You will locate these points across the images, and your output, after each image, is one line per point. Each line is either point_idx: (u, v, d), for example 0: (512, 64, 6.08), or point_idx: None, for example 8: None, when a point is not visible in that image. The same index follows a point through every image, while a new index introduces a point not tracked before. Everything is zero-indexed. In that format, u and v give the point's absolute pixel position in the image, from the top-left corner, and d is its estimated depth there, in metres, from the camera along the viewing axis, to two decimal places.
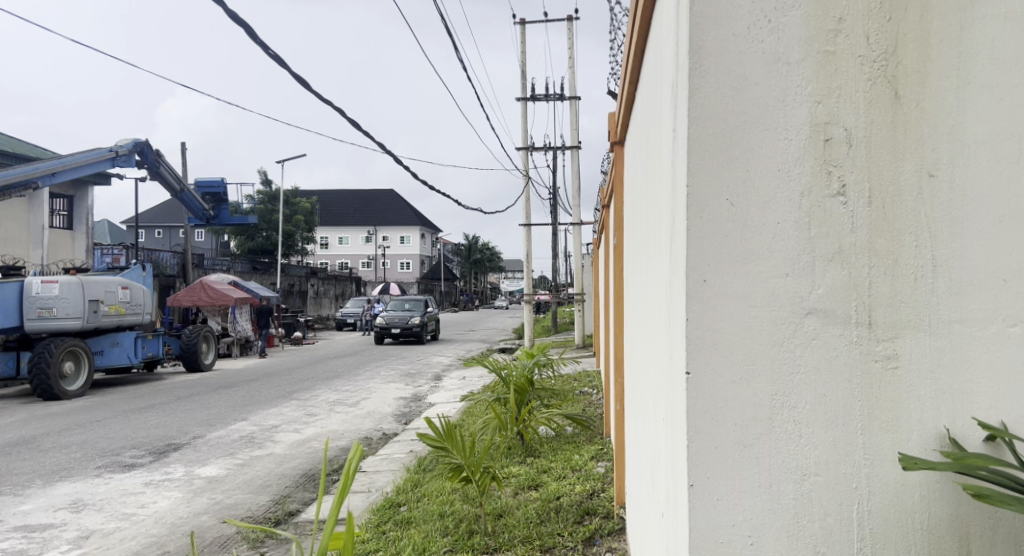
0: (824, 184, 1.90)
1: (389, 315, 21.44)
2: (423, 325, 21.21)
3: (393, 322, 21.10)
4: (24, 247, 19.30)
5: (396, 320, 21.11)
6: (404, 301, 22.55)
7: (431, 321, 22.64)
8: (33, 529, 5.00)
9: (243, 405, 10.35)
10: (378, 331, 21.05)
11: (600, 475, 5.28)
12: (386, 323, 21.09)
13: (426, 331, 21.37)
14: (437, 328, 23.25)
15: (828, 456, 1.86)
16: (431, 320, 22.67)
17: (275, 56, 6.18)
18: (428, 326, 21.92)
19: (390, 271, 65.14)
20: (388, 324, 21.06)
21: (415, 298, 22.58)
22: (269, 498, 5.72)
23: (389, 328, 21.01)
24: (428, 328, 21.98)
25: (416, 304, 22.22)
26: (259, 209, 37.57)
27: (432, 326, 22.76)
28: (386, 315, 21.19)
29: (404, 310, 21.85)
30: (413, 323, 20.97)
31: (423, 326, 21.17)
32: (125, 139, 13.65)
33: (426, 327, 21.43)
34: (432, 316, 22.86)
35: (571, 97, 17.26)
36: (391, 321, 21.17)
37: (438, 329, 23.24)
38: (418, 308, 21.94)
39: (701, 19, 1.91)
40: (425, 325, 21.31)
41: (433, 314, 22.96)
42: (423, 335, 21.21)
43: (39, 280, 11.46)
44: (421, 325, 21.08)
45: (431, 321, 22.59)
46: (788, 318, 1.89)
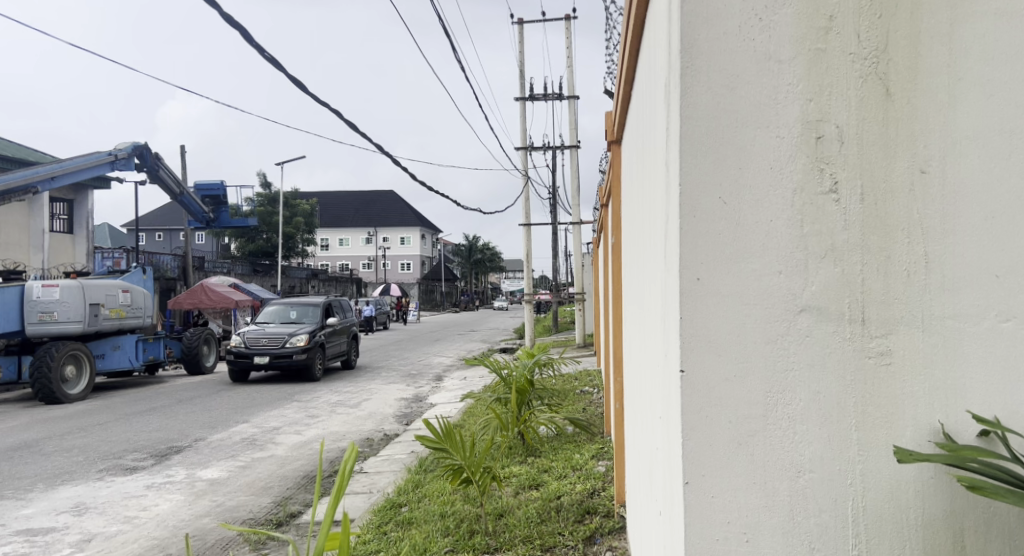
0: (815, 182, 1.91)
1: (254, 333, 13.29)
2: (314, 349, 13.26)
3: (260, 346, 13.04)
4: (26, 251, 19.38)
5: (265, 340, 13.05)
6: (289, 308, 14.46)
7: (333, 338, 14.52)
8: (36, 533, 5.03)
9: (244, 407, 10.40)
10: (234, 361, 13.00)
11: (601, 474, 5.30)
12: (247, 347, 13.03)
13: (318, 358, 13.42)
14: (350, 346, 15.28)
15: (822, 453, 1.88)
16: (333, 337, 14.51)
17: (270, 59, 6.16)
18: (327, 347, 13.95)
19: (391, 273, 65.34)
20: (253, 349, 12.97)
21: (308, 303, 14.53)
22: (270, 500, 5.75)
23: (251, 357, 12.93)
24: (325, 352, 14.00)
25: (310, 312, 14.22)
26: (259, 211, 37.49)
27: (338, 347, 14.72)
28: (249, 333, 13.15)
29: (283, 324, 13.72)
30: (295, 347, 13.02)
31: (312, 352, 13.21)
32: (124, 143, 13.67)
33: (318, 350, 13.47)
34: (341, 329, 14.89)
35: (570, 96, 17.37)
36: (256, 344, 13.04)
37: (348, 352, 15.16)
38: (314, 320, 13.97)
39: (691, 18, 1.92)
40: (318, 349, 13.38)
41: (341, 328, 14.98)
42: (312, 366, 13.27)
43: (40, 284, 11.48)
44: (308, 351, 13.13)
45: (334, 339, 14.49)
46: (780, 316, 1.91)
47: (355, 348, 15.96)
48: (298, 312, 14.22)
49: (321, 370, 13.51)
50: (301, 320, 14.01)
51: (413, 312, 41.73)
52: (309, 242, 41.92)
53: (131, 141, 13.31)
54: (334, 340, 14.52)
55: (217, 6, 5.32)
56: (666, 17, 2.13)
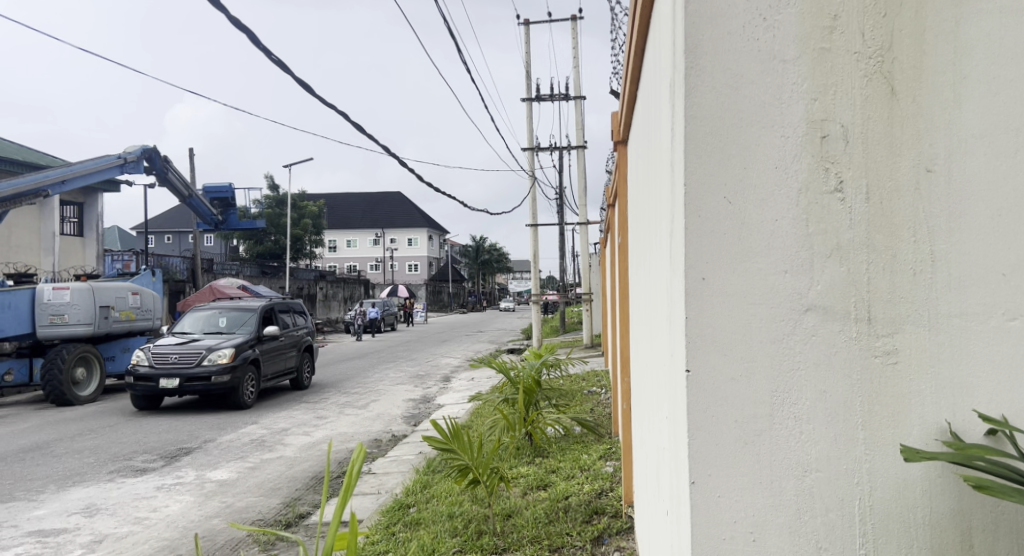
0: (821, 181, 1.92)
1: (163, 347, 10.36)
2: (241, 368, 10.26)
3: (170, 365, 10.10)
4: (36, 254, 19.50)
5: (177, 358, 10.10)
6: (219, 314, 11.46)
7: (275, 352, 11.52)
8: (47, 534, 5.06)
9: (254, 408, 10.45)
10: (136, 385, 10.09)
11: (608, 474, 5.31)
12: (152, 366, 10.09)
13: (248, 378, 10.44)
14: (301, 363, 12.30)
15: (829, 452, 1.88)
16: (274, 352, 11.49)
17: (277, 61, 6.20)
18: (263, 365, 10.98)
19: (399, 274, 65.40)
20: (160, 368, 10.04)
21: (243, 308, 11.51)
22: (280, 501, 5.77)
23: (157, 379, 10.00)
24: (261, 370, 11.02)
25: (244, 319, 11.24)
26: (268, 214, 37.59)
27: (284, 364, 11.75)
28: (157, 348, 10.22)
29: (205, 336, 10.76)
30: (214, 365, 10.03)
31: (239, 371, 10.23)
32: (133, 146, 13.71)
33: (247, 368, 10.49)
34: (288, 341, 11.93)
35: (576, 96, 17.37)
36: (165, 363, 10.08)
37: (297, 369, 12.16)
38: (248, 330, 11.01)
39: (696, 17, 1.93)
40: (247, 367, 10.40)
41: (288, 339, 11.98)
42: (239, 391, 10.24)
43: (51, 287, 11.54)
44: (232, 370, 10.13)
45: (276, 353, 11.49)
46: (786, 315, 1.91)
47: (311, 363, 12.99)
48: (228, 319, 11.25)
49: (252, 395, 10.53)
50: (230, 330, 11.03)
51: (421, 313, 41.77)
52: (317, 243, 41.97)
53: (140, 144, 13.36)
54: (277, 355, 11.53)
55: (224, 10, 5.36)
56: (670, 19, 2.15)
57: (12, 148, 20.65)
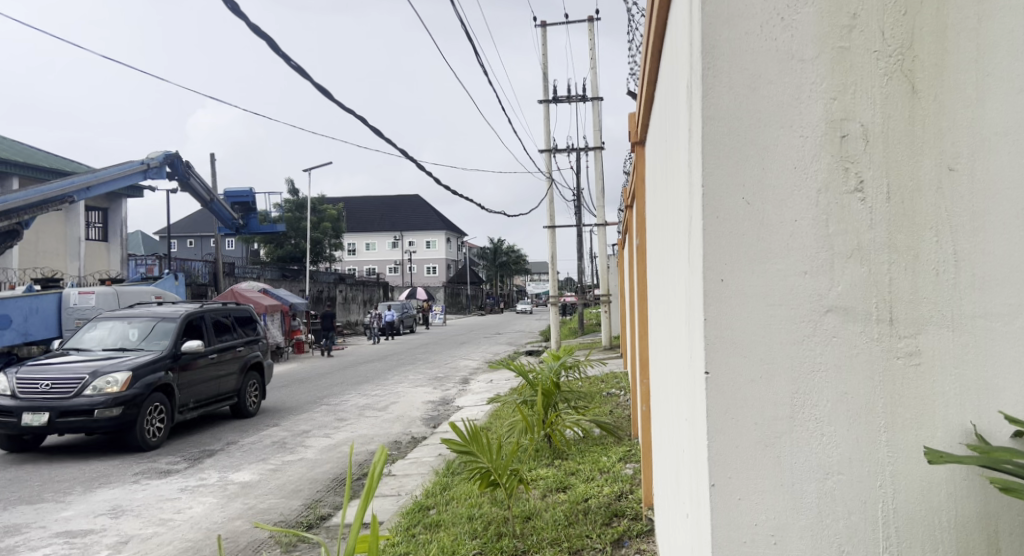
0: (841, 181, 1.91)
1: (34, 370, 7.81)
2: (139, 398, 7.75)
3: (38, 394, 7.54)
4: (62, 259, 19.85)
5: (50, 385, 7.56)
6: (129, 323, 8.95)
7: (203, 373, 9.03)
8: (74, 535, 5.14)
9: (275, 411, 10.53)
10: None
11: (628, 476, 5.30)
12: (16, 396, 7.54)
13: (150, 411, 7.92)
14: (244, 385, 9.83)
15: (851, 454, 1.87)
16: (202, 373, 8.99)
17: (296, 67, 6.28)
18: (180, 391, 8.48)
19: (418, 276, 65.68)
20: (26, 399, 7.52)
21: (162, 316, 9.03)
22: (301, 503, 5.82)
23: (20, 415, 7.45)
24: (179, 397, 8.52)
25: (159, 331, 8.73)
26: (288, 217, 37.92)
27: (217, 388, 9.29)
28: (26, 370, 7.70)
29: (101, 354, 8.27)
30: (98, 395, 7.49)
31: (137, 402, 7.73)
32: (155, 152, 13.87)
33: (152, 397, 7.98)
34: (223, 358, 9.43)
35: (593, 97, 17.36)
36: (33, 392, 7.54)
37: (235, 392, 9.69)
38: (161, 346, 8.52)
39: (713, 19, 1.93)
40: (150, 395, 7.90)
41: (225, 355, 9.49)
42: (136, 429, 7.74)
43: (77, 291, 11.79)
44: (125, 402, 7.61)
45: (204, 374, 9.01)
46: (806, 316, 1.90)
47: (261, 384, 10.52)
48: (139, 331, 8.76)
49: (159, 432, 8.09)
50: (139, 344, 8.54)
51: (439, 315, 41.88)
52: (337, 247, 42.25)
53: (163, 150, 13.52)
54: (205, 376, 9.04)
55: (244, 17, 5.44)
56: (687, 22, 2.15)
57: (40, 156, 21.05)
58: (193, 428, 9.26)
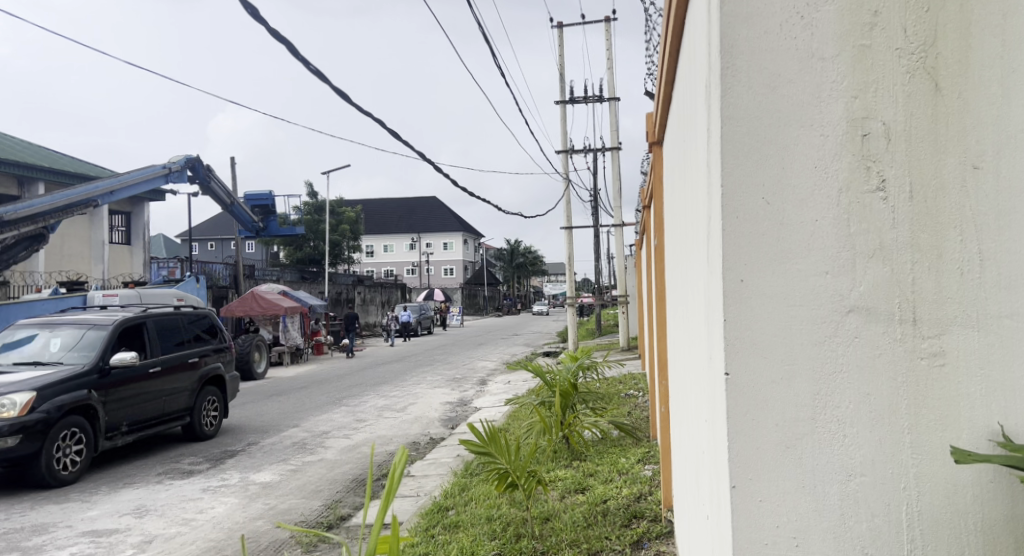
0: (862, 180, 1.90)
1: None
2: (45, 424, 6.37)
3: None
4: (86, 262, 20.12)
5: None
6: (52, 332, 7.57)
7: (144, 389, 7.67)
8: (99, 534, 5.21)
9: (295, 412, 10.61)
10: None
11: (647, 478, 5.28)
12: None
13: (61, 439, 6.54)
14: (197, 403, 8.45)
15: (874, 456, 1.86)
16: (142, 389, 7.64)
17: (316, 71, 6.32)
18: (109, 412, 7.12)
19: (435, 278, 65.91)
20: None
21: (94, 323, 7.67)
22: (321, 503, 5.86)
23: None
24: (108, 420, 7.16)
25: (86, 340, 7.36)
26: (307, 220, 38.19)
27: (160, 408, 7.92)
28: None
29: (10, 368, 6.92)
30: None
31: (42, 429, 6.35)
32: (177, 156, 14.04)
33: (67, 420, 6.61)
34: (169, 372, 8.06)
35: (610, 97, 17.31)
36: None
37: (188, 410, 8.34)
38: (85, 359, 7.14)
39: (732, 18, 1.93)
40: (62, 420, 6.52)
41: (174, 367, 8.15)
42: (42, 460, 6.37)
43: (101, 294, 11.90)
44: (25, 430, 6.22)
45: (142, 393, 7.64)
46: (828, 317, 1.89)
47: (222, 400, 9.13)
48: (63, 341, 7.39)
49: (76, 464, 6.69)
50: (59, 357, 7.17)
51: (456, 316, 41.99)
52: (355, 248, 42.51)
53: (184, 154, 13.67)
54: (146, 394, 7.69)
55: (264, 22, 5.49)
56: (705, 24, 2.16)
57: (64, 160, 21.38)
58: (135, 454, 7.92)
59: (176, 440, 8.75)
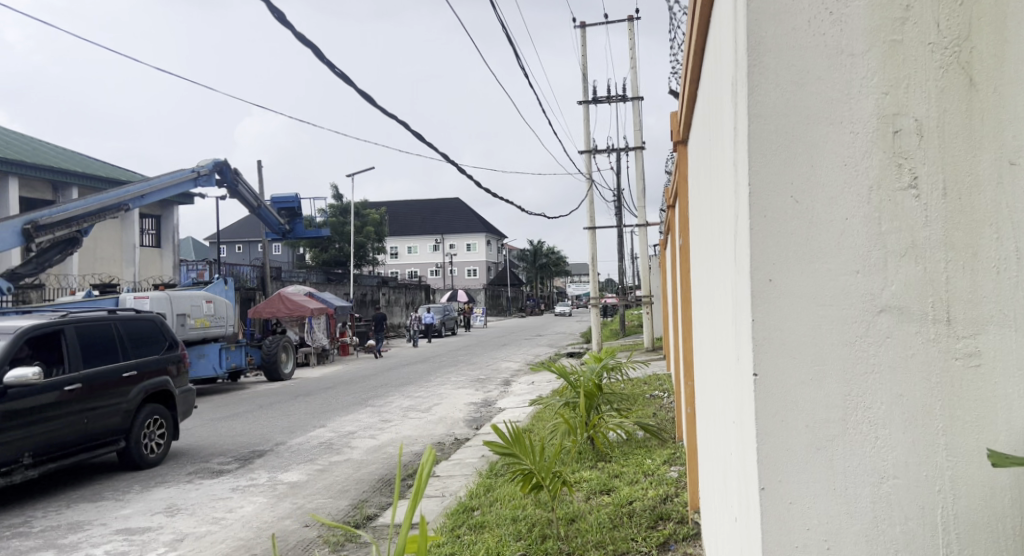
0: (894, 177, 1.88)
1: None
2: None
3: None
4: (118, 265, 20.48)
5: None
6: None
7: (61, 410, 6.56)
8: (133, 532, 5.30)
9: (321, 412, 10.71)
10: None
11: (673, 479, 5.25)
12: None
13: None
14: (132, 424, 7.29)
15: (907, 458, 1.83)
16: (57, 410, 6.51)
17: (341, 74, 6.38)
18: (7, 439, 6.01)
19: (459, 279, 66.14)
20: None
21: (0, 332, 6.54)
22: (348, 503, 5.91)
23: None
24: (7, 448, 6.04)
25: None
26: (332, 222, 38.52)
27: (80, 431, 6.75)
28: None
29: None
30: None
31: None
32: (205, 160, 14.24)
33: None
34: (94, 389, 6.91)
35: (634, 97, 17.26)
36: None
37: (120, 432, 7.21)
38: None
39: (758, 15, 1.92)
40: None
41: (103, 383, 7.04)
42: None
43: (132, 297, 12.17)
44: None
45: (53, 415, 6.48)
46: (859, 317, 1.87)
47: (168, 419, 7.94)
48: None
49: None
50: None
51: (480, 317, 42.09)
52: (379, 250, 42.81)
53: (213, 158, 13.86)
54: (61, 416, 6.55)
55: (291, 26, 5.57)
56: (731, 24, 2.15)
57: (96, 165, 21.79)
58: (58, 486, 6.82)
59: (116, 468, 7.63)
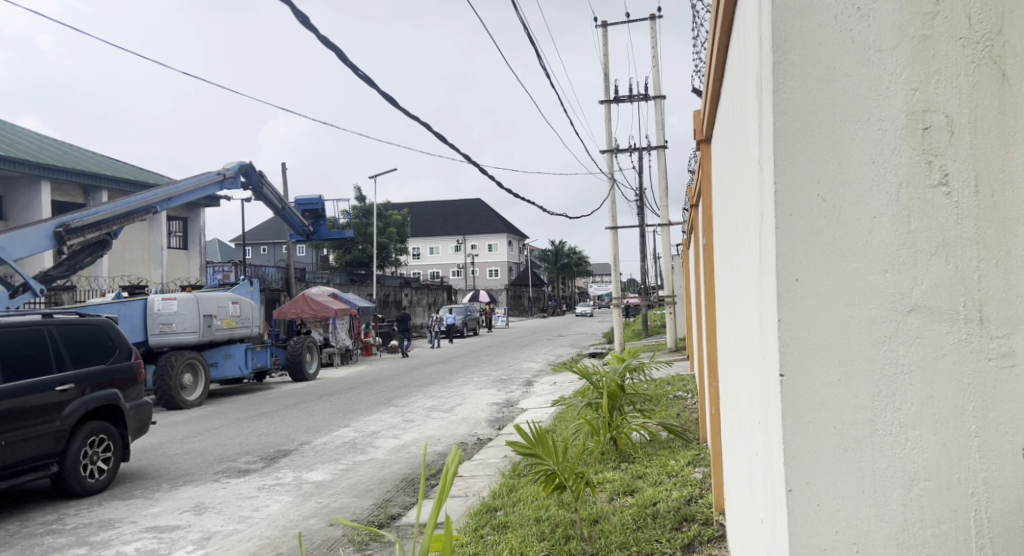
0: (923, 175, 1.85)
1: None
2: None
3: None
4: (146, 267, 20.77)
5: None
6: None
7: None
8: (161, 530, 5.37)
9: (345, 412, 10.79)
10: None
11: (698, 480, 5.21)
12: None
13: None
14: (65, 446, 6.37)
15: (938, 459, 1.81)
16: None
17: (364, 77, 6.43)
18: None
19: (480, 279, 66.25)
20: None
21: None
22: (372, 502, 5.95)
23: None
24: None
25: None
26: (355, 223, 38.76)
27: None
28: None
29: None
30: None
31: None
32: (230, 162, 14.40)
33: None
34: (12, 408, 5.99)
35: (656, 96, 17.18)
36: None
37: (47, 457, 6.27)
38: None
39: (785, 12, 1.90)
40: None
41: (25, 401, 6.12)
42: None
43: (160, 298, 12.30)
44: None
45: None
46: (888, 316, 1.85)
47: (115, 439, 6.97)
48: None
49: None
50: None
51: (502, 317, 42.14)
52: (401, 251, 43.02)
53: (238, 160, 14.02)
54: None
55: (314, 30, 5.63)
56: (755, 21, 2.14)
57: (124, 169, 22.13)
58: None
59: (54, 496, 6.70)
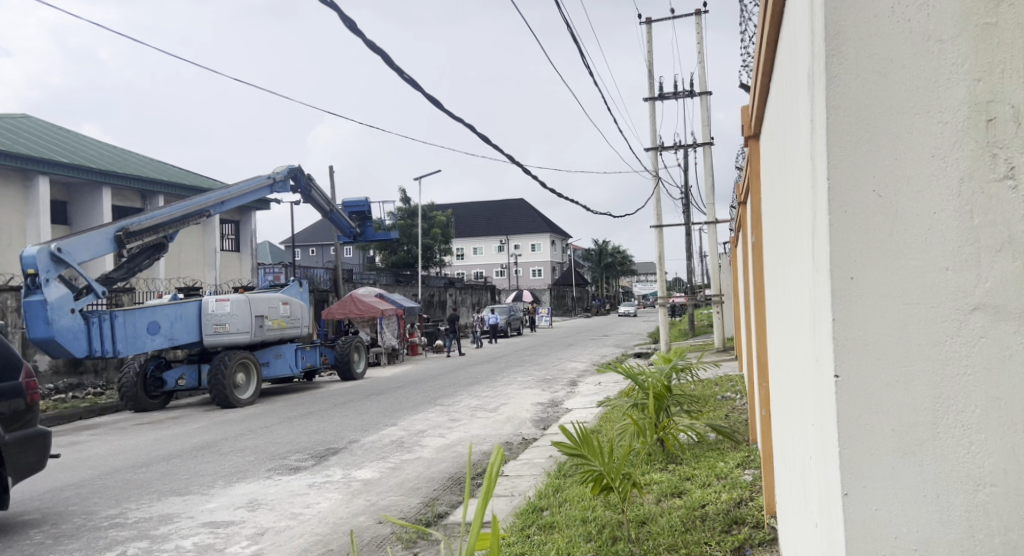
0: (988, 168, 1.79)
1: None
2: None
3: None
4: (200, 269, 21.33)
5: None
6: None
7: None
8: (217, 525, 5.50)
9: (392, 410, 10.92)
10: None
11: (747, 483, 5.13)
12: None
13: None
14: None
15: (1006, 464, 1.73)
16: None
17: (409, 79, 6.50)
18: None
19: (524, 279, 66.32)
20: None
21: None
22: (419, 500, 6.00)
23: None
24: None
25: None
26: (400, 225, 39.20)
27: None
28: None
29: None
30: None
31: None
32: (280, 166, 14.69)
33: None
34: None
35: (701, 92, 16.98)
36: None
37: None
38: None
39: (838, 4, 1.86)
40: None
41: None
42: None
43: (214, 299, 12.61)
44: None
45: None
46: (950, 316, 1.79)
47: None
48: None
49: None
50: None
51: (545, 317, 42.14)
52: (446, 252, 43.34)
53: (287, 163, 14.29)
54: None
55: (362, 35, 5.71)
56: (807, 13, 2.09)
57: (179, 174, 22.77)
58: None
59: None
